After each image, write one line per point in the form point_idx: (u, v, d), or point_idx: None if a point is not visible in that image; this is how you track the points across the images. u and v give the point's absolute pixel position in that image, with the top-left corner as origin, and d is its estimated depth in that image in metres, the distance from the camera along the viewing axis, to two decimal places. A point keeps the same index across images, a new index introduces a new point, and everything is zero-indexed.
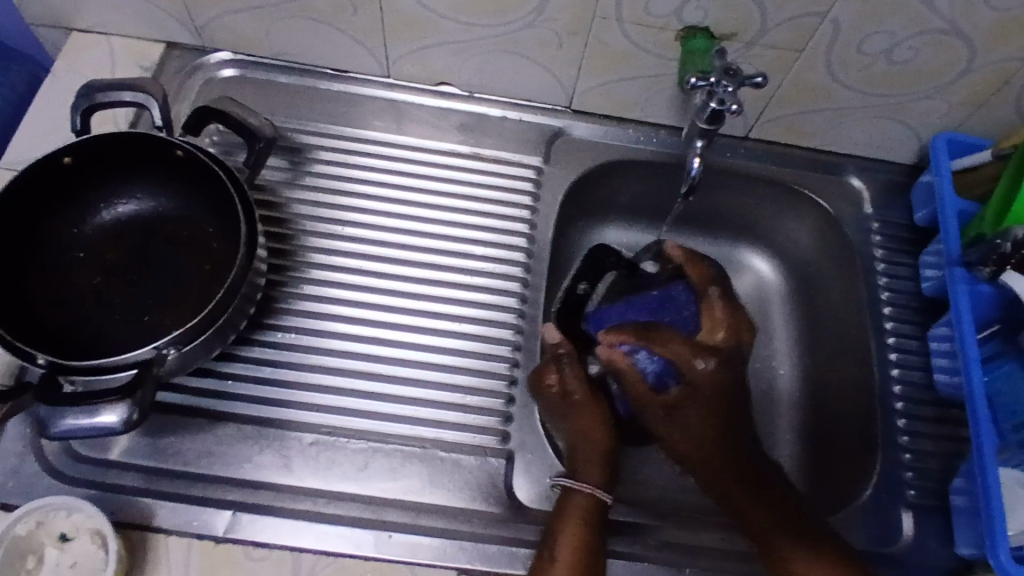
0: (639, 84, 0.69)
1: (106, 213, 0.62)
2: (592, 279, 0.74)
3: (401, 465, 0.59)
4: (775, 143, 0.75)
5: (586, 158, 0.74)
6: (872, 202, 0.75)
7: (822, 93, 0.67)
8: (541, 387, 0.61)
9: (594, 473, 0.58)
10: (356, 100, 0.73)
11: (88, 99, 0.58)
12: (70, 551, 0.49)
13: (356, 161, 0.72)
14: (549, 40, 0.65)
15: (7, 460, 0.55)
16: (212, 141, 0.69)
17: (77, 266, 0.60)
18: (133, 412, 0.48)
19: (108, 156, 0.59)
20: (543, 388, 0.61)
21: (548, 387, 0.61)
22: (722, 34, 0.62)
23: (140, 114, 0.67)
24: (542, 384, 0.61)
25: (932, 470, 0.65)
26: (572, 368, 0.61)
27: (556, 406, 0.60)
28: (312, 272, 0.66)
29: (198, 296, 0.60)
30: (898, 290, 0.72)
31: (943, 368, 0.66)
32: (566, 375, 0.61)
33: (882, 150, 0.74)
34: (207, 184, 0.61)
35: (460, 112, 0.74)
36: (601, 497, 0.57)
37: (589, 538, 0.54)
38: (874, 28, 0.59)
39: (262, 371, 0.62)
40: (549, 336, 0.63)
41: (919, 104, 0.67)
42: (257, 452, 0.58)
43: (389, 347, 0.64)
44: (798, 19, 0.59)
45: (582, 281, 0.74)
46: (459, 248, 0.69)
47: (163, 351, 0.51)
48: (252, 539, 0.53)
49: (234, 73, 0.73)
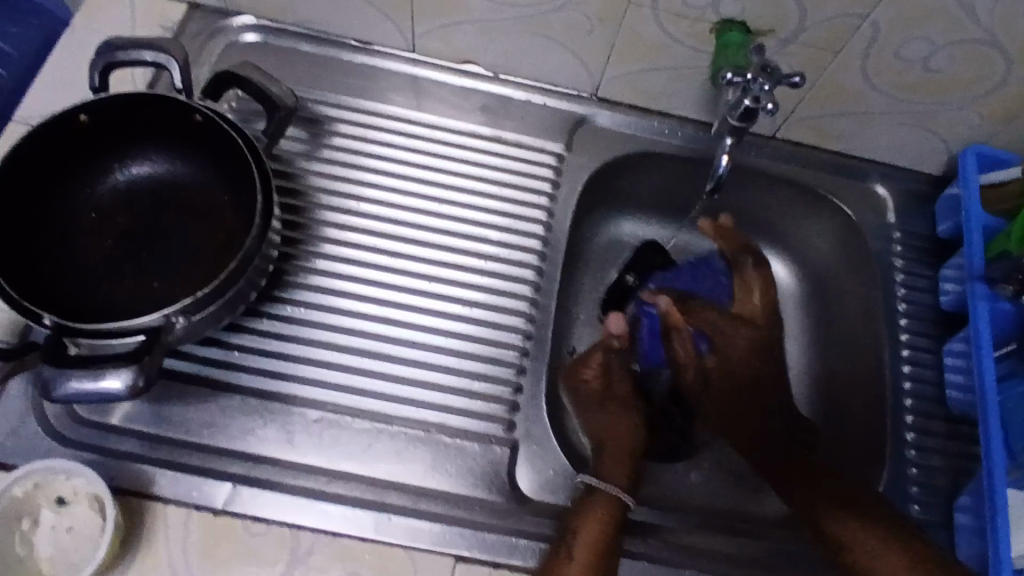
0: (669, 76, 0.68)
1: (119, 174, 0.61)
2: (640, 273, 0.72)
3: (405, 448, 0.58)
4: (802, 145, 0.73)
5: (608, 147, 0.73)
6: (897, 210, 0.73)
7: (855, 97, 0.65)
8: (576, 383, 0.65)
9: (619, 478, 0.60)
10: (378, 74, 0.72)
11: (107, 56, 0.56)
12: (67, 515, 0.49)
13: (375, 137, 0.70)
14: (580, 24, 0.63)
15: (6, 420, 0.54)
16: (230, 107, 0.68)
17: (87, 227, 0.59)
18: (140, 378, 0.48)
19: (125, 115, 0.58)
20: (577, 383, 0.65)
21: (581, 383, 0.65)
22: (759, 30, 0.60)
23: (158, 75, 0.65)
24: (577, 381, 0.65)
25: (937, 486, 0.64)
26: (614, 362, 0.66)
27: (589, 401, 0.65)
28: (324, 247, 0.65)
29: (209, 265, 0.59)
30: (917, 303, 0.70)
31: (957, 385, 0.65)
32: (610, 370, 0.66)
33: (909, 158, 0.73)
34: (223, 151, 0.59)
35: (483, 93, 0.73)
36: (619, 497, 0.58)
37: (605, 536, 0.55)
38: (914, 34, 0.58)
39: (270, 344, 0.61)
40: (612, 325, 0.67)
41: (951, 115, 0.65)
42: (261, 426, 0.58)
43: (398, 328, 0.63)
44: (838, 19, 0.58)
45: (632, 273, 0.72)
46: (475, 232, 0.68)
47: (172, 319, 0.51)
48: (252, 513, 0.53)
49: (257, 39, 0.71)
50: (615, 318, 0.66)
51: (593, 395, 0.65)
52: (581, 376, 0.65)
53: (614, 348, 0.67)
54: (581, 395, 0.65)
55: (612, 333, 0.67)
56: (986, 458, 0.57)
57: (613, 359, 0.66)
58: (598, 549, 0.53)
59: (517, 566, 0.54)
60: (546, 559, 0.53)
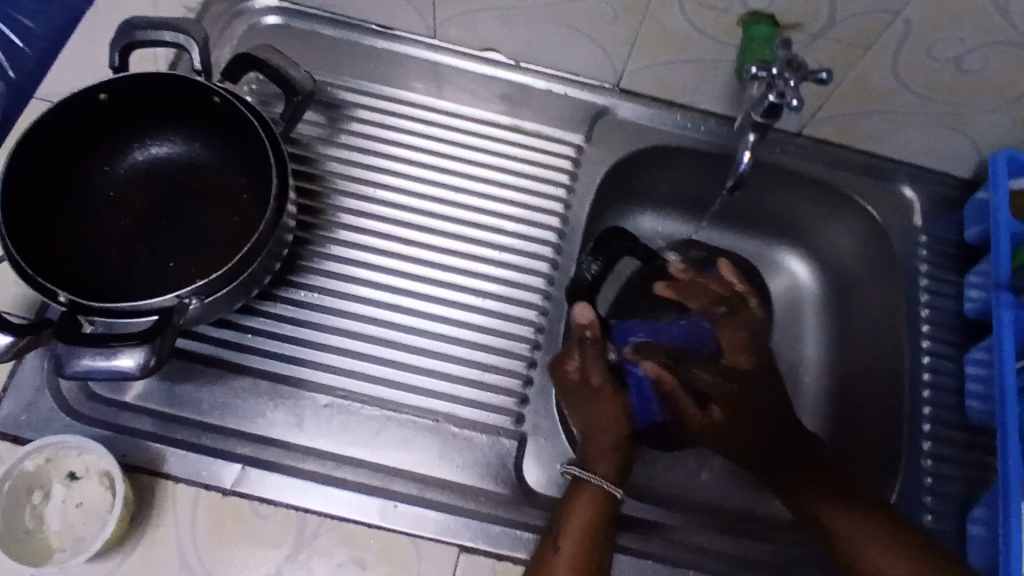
0: (692, 69, 0.66)
1: (139, 154, 0.61)
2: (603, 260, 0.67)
3: (413, 436, 0.58)
4: (828, 143, 0.72)
5: (629, 140, 0.71)
6: (923, 213, 0.72)
7: (883, 95, 0.64)
8: (558, 370, 0.61)
9: (604, 465, 0.58)
10: (399, 60, 0.71)
11: (128, 37, 0.56)
12: (78, 490, 0.50)
13: (393, 123, 0.70)
14: (603, 14, 0.62)
15: (23, 393, 0.55)
16: (250, 90, 0.68)
17: (106, 206, 0.59)
18: (151, 358, 0.48)
19: (144, 96, 0.58)
20: (558, 371, 0.61)
21: (564, 370, 0.61)
22: (787, 24, 0.58)
23: (179, 56, 0.65)
24: (558, 367, 0.61)
25: (952, 496, 0.63)
26: (592, 353, 0.61)
27: (573, 393, 0.61)
28: (339, 233, 0.65)
29: (224, 247, 0.59)
30: (939, 308, 0.69)
31: (977, 394, 0.64)
32: (585, 361, 0.61)
33: (939, 160, 0.71)
34: (240, 133, 0.59)
35: (505, 81, 0.72)
36: (610, 491, 0.56)
37: (590, 535, 0.53)
38: (948, 33, 0.56)
39: (282, 327, 0.61)
40: (579, 315, 0.62)
41: (984, 117, 0.63)
42: (272, 408, 0.58)
43: (411, 316, 0.63)
44: (870, 15, 0.56)
45: (597, 262, 0.67)
46: (491, 222, 0.68)
47: (185, 301, 0.50)
48: (260, 495, 0.53)
49: (279, 21, 0.71)
50: (581, 306, 0.62)
51: (575, 385, 0.61)
52: (561, 364, 0.61)
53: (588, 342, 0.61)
54: (566, 381, 0.61)
55: (581, 323, 0.62)
56: (1002, 471, 0.56)
57: (594, 349, 0.61)
58: (587, 539, 0.53)
59: (518, 558, 0.54)
60: (536, 550, 0.53)
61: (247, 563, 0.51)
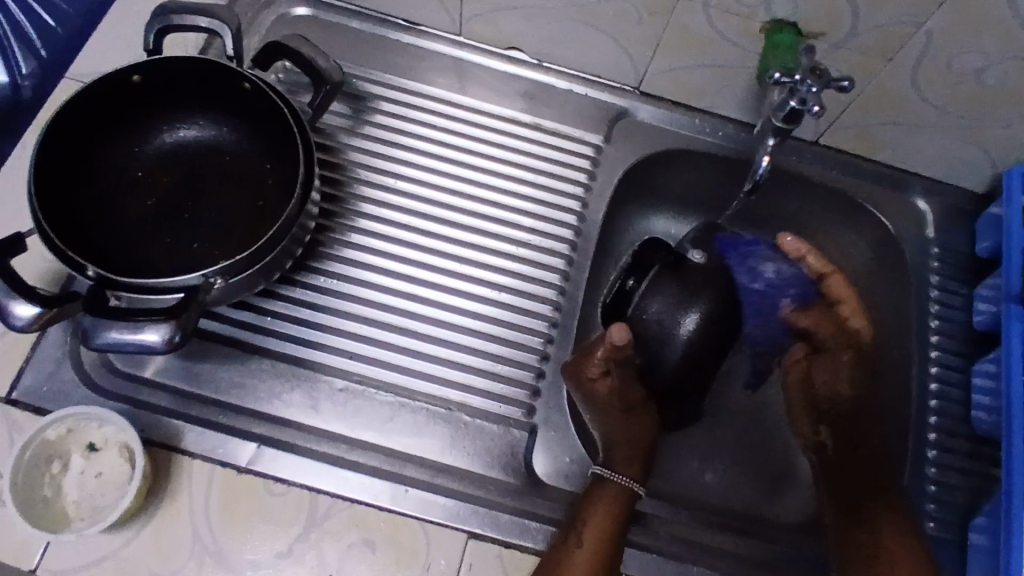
0: (714, 74, 0.67)
1: (167, 136, 0.62)
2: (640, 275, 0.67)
3: (426, 424, 0.59)
4: (844, 152, 0.73)
5: (648, 141, 0.73)
6: (936, 226, 0.72)
7: (902, 107, 0.64)
8: (584, 382, 0.60)
9: (631, 468, 0.61)
10: (424, 55, 0.73)
11: (163, 20, 0.57)
12: (97, 461, 0.51)
13: (415, 116, 0.71)
14: (629, 17, 0.63)
15: (44, 365, 0.56)
16: (278, 78, 0.69)
17: (132, 185, 0.60)
18: (175, 334, 0.49)
19: (176, 78, 0.59)
20: (583, 383, 0.60)
21: (589, 383, 0.60)
22: (810, 32, 0.59)
23: (209, 42, 0.67)
24: (583, 381, 0.60)
25: (954, 505, 0.64)
26: (621, 368, 0.60)
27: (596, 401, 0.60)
28: (359, 221, 0.66)
29: (247, 230, 0.60)
30: (949, 320, 0.70)
31: (983, 405, 0.64)
32: (613, 375, 0.60)
33: (953, 174, 0.71)
34: (268, 117, 0.60)
35: (526, 80, 0.73)
36: (630, 488, 0.59)
37: (612, 529, 0.56)
38: (969, 47, 0.56)
39: (301, 312, 0.62)
40: (615, 336, 0.58)
41: (1000, 132, 0.64)
42: (288, 390, 0.59)
43: (426, 306, 0.64)
44: (892, 26, 0.57)
45: (632, 277, 0.67)
46: (508, 217, 0.69)
47: (210, 280, 0.51)
48: (273, 474, 0.54)
49: (308, 12, 0.72)
50: (617, 328, 0.58)
51: (601, 398, 0.60)
52: (586, 376, 0.60)
53: (617, 359, 0.59)
54: (592, 393, 0.60)
55: (615, 344, 0.58)
56: (1007, 481, 0.57)
57: (623, 364, 0.60)
58: (608, 532, 0.55)
59: (526, 547, 0.55)
60: (556, 541, 0.55)
61: (259, 540, 0.52)
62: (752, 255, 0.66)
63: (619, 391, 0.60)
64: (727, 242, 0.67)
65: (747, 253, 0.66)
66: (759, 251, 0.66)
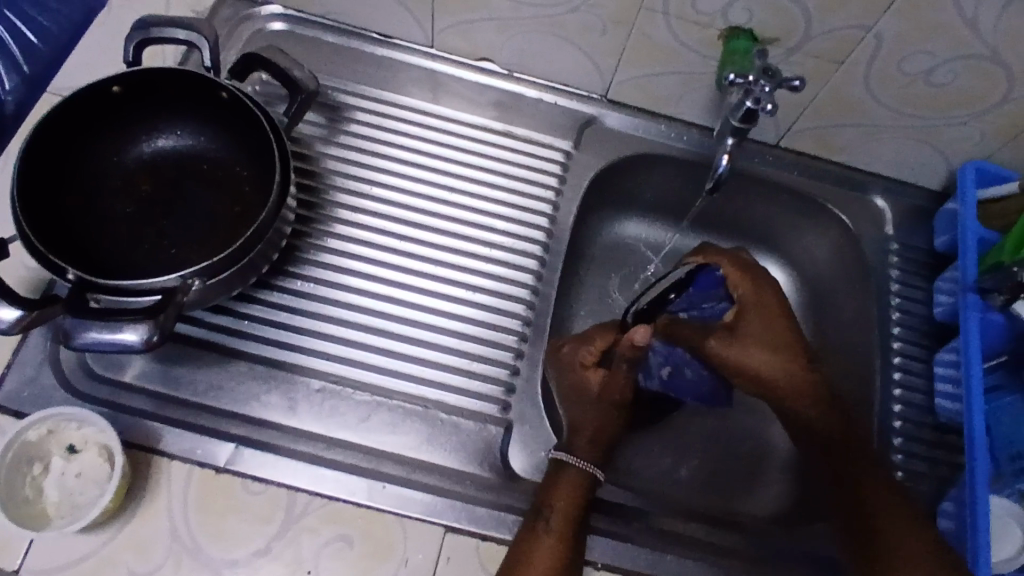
0: (678, 81, 0.70)
1: (146, 146, 0.64)
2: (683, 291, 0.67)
3: (402, 421, 0.60)
4: (805, 155, 0.75)
5: (617, 146, 0.75)
6: (895, 223, 0.75)
7: (857, 109, 0.67)
8: (575, 366, 0.62)
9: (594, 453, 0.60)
10: (397, 67, 0.75)
11: (143, 32, 0.59)
12: (77, 462, 0.52)
13: (391, 125, 0.73)
14: (595, 27, 0.66)
15: (25, 369, 0.56)
16: (255, 90, 0.71)
17: (112, 193, 0.62)
18: (154, 334, 0.50)
19: (156, 88, 0.61)
20: (576, 366, 0.62)
21: (581, 368, 0.62)
22: (765, 38, 0.62)
23: (188, 55, 0.69)
24: (576, 364, 0.62)
25: (921, 492, 0.65)
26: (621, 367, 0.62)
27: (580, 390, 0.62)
28: (336, 227, 0.68)
29: (225, 235, 0.61)
30: (910, 312, 0.72)
31: (947, 394, 0.66)
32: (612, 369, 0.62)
33: (909, 172, 0.74)
34: (245, 126, 0.62)
35: (498, 89, 0.75)
36: (592, 473, 0.58)
37: (576, 511, 0.56)
38: (916, 48, 0.59)
39: (278, 315, 0.63)
40: (637, 336, 0.59)
41: (952, 130, 0.67)
42: (265, 391, 0.60)
43: (402, 308, 0.66)
44: (844, 31, 0.60)
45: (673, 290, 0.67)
46: (483, 221, 0.71)
47: (189, 281, 0.53)
48: (251, 473, 0.55)
49: (283, 27, 0.74)
50: (640, 328, 0.59)
51: (587, 385, 0.62)
52: (580, 360, 0.62)
53: (626, 355, 0.61)
54: (581, 381, 0.62)
55: (633, 342, 0.59)
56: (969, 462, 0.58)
57: (622, 359, 0.61)
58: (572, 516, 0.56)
59: (502, 540, 0.56)
60: (522, 528, 0.55)
61: (238, 537, 0.53)
62: (703, 298, 0.66)
63: (607, 386, 0.62)
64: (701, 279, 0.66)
65: (700, 296, 0.66)
66: (715, 292, 0.66)
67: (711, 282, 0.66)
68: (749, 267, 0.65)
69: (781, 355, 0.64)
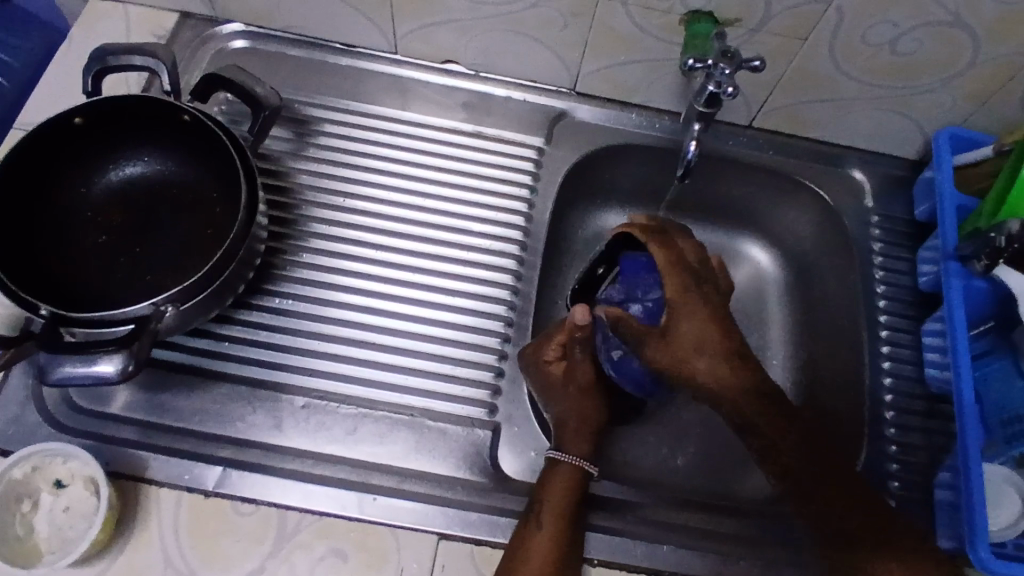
0: (643, 68, 0.69)
1: (115, 174, 0.64)
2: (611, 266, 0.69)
3: (389, 431, 0.60)
4: (778, 133, 0.75)
5: (589, 138, 0.74)
6: (874, 195, 0.75)
7: (826, 83, 0.67)
8: (541, 363, 0.62)
9: (583, 448, 0.59)
10: (363, 75, 0.75)
11: (101, 62, 0.59)
12: (65, 496, 0.52)
13: (360, 134, 0.73)
14: (555, 21, 0.65)
15: (8, 408, 0.57)
16: (221, 109, 0.70)
17: (84, 225, 0.62)
18: (129, 363, 0.50)
19: (120, 116, 0.61)
20: (540, 364, 0.62)
21: (545, 364, 0.62)
22: (725, 20, 0.62)
23: (151, 80, 0.69)
24: (540, 362, 0.62)
25: (918, 464, 0.65)
26: (578, 352, 0.60)
27: (549, 385, 0.61)
28: (312, 242, 0.68)
29: (198, 258, 0.61)
30: (895, 284, 0.72)
31: (935, 363, 0.66)
32: (573, 359, 0.61)
33: (885, 143, 0.74)
34: (211, 148, 0.62)
35: (467, 91, 0.75)
36: (585, 467, 0.58)
37: (570, 504, 0.56)
38: (877, 19, 0.59)
39: (259, 334, 0.63)
40: (577, 316, 0.58)
41: (924, 97, 0.66)
42: (250, 412, 0.60)
43: (383, 317, 0.65)
44: (803, 7, 0.59)
45: (602, 265, 0.70)
46: (459, 224, 0.70)
47: (162, 308, 0.52)
48: (241, 494, 0.55)
49: (246, 44, 0.74)
50: (581, 308, 0.58)
51: (554, 378, 0.61)
52: (544, 357, 0.62)
53: (577, 339, 0.60)
54: (546, 377, 0.61)
55: (578, 324, 0.58)
56: (962, 433, 0.58)
57: (577, 344, 0.60)
58: (562, 510, 0.55)
59: (495, 543, 0.56)
60: (517, 528, 0.55)
61: (231, 560, 0.53)
62: (643, 283, 0.65)
63: (573, 375, 0.61)
64: (627, 264, 0.66)
65: (633, 282, 0.65)
66: (646, 277, 0.65)
67: (639, 268, 0.65)
68: (684, 265, 0.60)
69: (705, 360, 0.57)
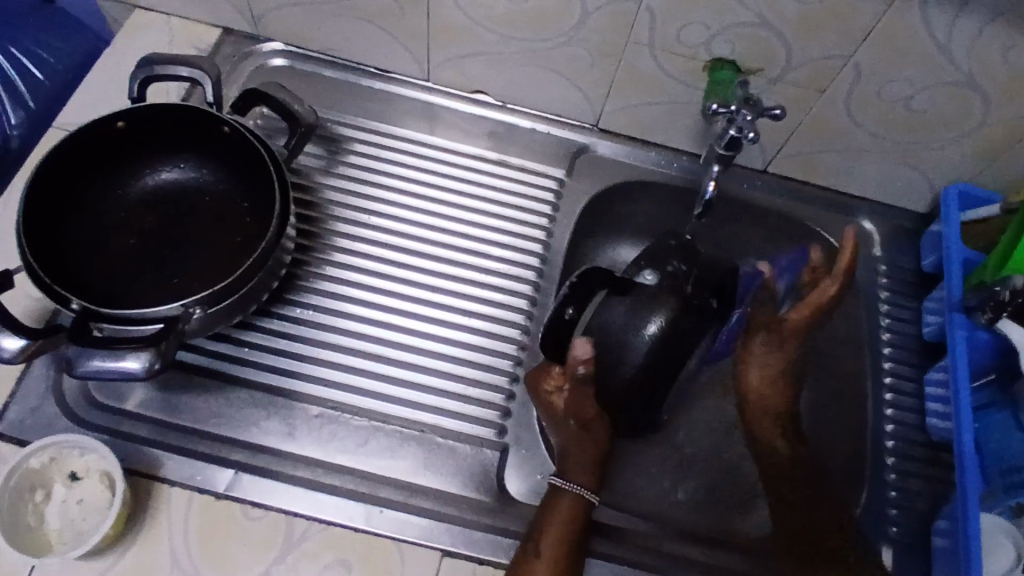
0: (664, 110, 0.72)
1: (150, 179, 0.66)
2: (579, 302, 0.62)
3: (400, 446, 0.61)
4: (792, 179, 0.77)
5: (609, 173, 0.77)
6: (883, 244, 0.77)
7: (841, 134, 0.69)
8: (540, 391, 0.62)
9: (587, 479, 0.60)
10: (394, 100, 0.77)
11: (147, 71, 0.62)
12: (79, 488, 0.52)
13: (387, 156, 0.75)
14: (583, 59, 0.68)
15: (29, 398, 0.58)
16: (256, 123, 0.73)
17: (115, 225, 0.63)
18: (155, 360, 0.51)
19: (161, 123, 0.63)
20: (542, 392, 0.62)
21: (544, 393, 0.62)
22: (748, 68, 0.64)
23: (191, 91, 0.72)
24: (541, 390, 0.62)
25: (917, 510, 0.65)
26: (578, 388, 0.60)
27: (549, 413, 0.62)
28: (334, 255, 0.69)
29: (225, 265, 0.63)
30: (900, 333, 0.73)
31: (937, 412, 0.67)
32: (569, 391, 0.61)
33: (895, 195, 0.76)
34: (246, 159, 0.64)
35: (492, 120, 0.78)
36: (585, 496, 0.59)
37: (570, 533, 0.57)
38: (892, 76, 0.62)
39: (277, 342, 0.65)
40: (578, 351, 0.59)
41: (935, 153, 0.69)
42: (264, 418, 0.61)
43: (399, 334, 0.67)
44: (822, 60, 0.62)
45: (571, 305, 0.62)
46: (478, 247, 0.72)
47: (190, 310, 0.54)
48: (251, 498, 0.56)
49: (285, 63, 0.77)
50: (582, 343, 0.59)
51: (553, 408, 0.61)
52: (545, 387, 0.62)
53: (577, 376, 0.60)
54: (547, 405, 0.62)
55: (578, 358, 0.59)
56: (961, 482, 0.58)
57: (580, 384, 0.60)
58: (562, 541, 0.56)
59: (498, 563, 0.56)
60: (517, 557, 0.55)
61: (237, 562, 0.53)
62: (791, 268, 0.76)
63: (571, 407, 0.61)
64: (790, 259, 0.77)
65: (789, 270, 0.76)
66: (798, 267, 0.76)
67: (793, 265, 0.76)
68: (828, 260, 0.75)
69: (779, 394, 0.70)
